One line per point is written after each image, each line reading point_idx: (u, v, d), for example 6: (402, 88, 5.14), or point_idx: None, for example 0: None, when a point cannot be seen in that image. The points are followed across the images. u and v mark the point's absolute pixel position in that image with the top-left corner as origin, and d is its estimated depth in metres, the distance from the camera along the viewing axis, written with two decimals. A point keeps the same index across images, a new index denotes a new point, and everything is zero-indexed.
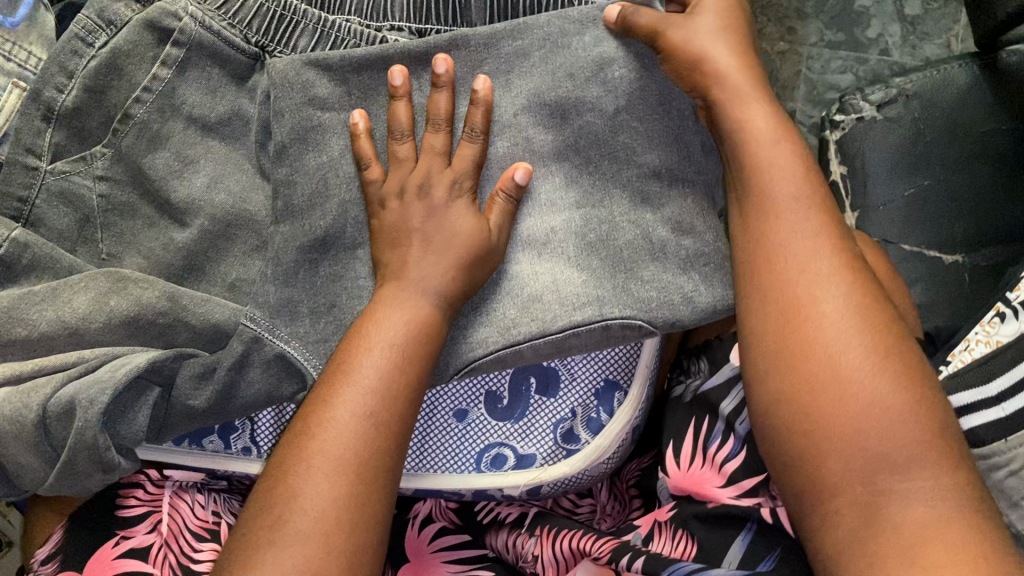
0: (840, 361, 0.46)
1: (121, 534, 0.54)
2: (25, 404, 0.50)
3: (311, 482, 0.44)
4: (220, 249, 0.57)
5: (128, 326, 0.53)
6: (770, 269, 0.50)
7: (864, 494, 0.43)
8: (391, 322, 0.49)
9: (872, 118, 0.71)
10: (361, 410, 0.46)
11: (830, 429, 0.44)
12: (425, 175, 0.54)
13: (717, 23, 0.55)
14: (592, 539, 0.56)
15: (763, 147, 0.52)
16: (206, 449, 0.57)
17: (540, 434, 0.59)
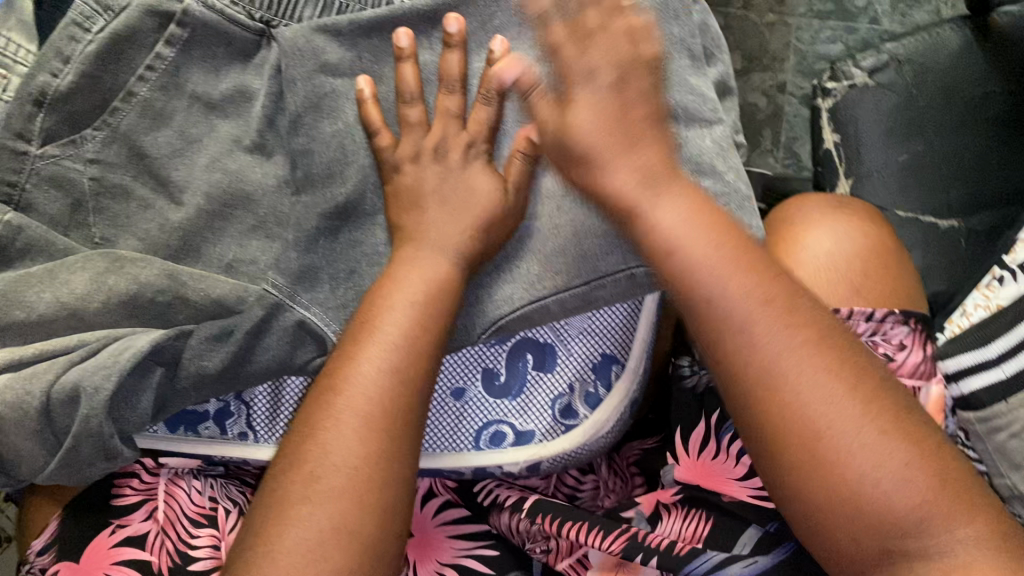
0: (818, 438, 0.42)
1: (115, 522, 0.53)
2: (27, 391, 0.49)
3: (339, 437, 0.45)
4: (216, 229, 0.57)
5: (127, 306, 0.53)
6: (724, 356, 0.45)
7: (882, 559, 0.41)
8: (412, 281, 0.51)
9: (864, 85, 0.69)
10: (387, 363, 0.47)
11: (840, 500, 0.42)
12: (440, 138, 0.57)
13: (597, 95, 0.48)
14: (599, 532, 0.55)
15: (681, 231, 0.46)
16: (202, 435, 0.57)
17: (539, 410, 0.58)
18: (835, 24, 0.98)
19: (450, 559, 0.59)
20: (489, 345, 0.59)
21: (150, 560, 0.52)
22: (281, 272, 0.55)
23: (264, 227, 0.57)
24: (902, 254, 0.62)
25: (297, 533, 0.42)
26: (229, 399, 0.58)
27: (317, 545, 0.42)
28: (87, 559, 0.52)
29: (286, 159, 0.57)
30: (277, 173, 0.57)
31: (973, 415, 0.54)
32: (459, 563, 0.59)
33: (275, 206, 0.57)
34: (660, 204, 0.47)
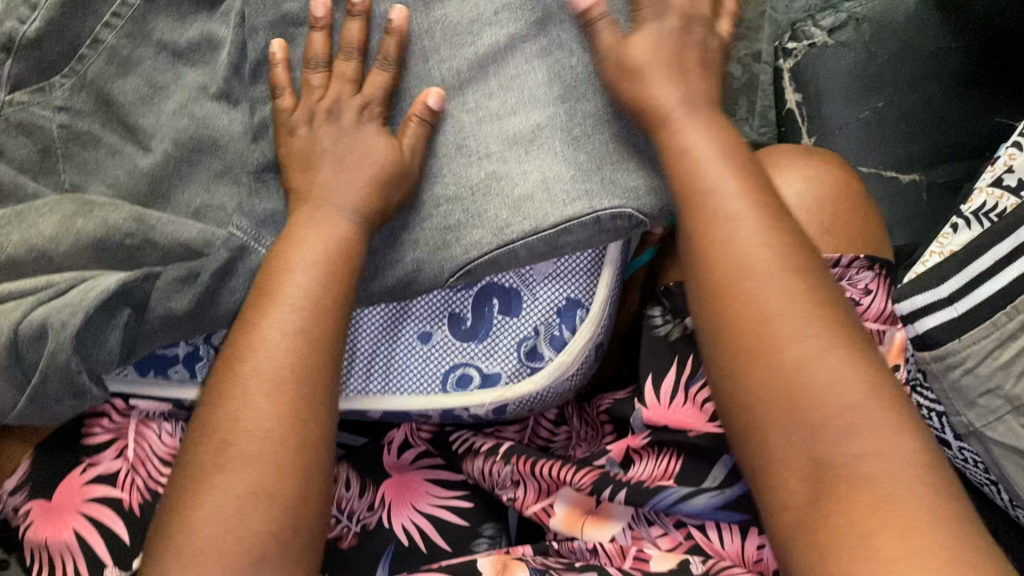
0: (771, 326, 0.41)
1: (86, 461, 0.55)
2: None
3: (245, 402, 0.45)
4: (184, 175, 0.57)
5: (95, 250, 0.54)
6: (700, 240, 0.45)
7: (808, 464, 0.38)
8: (311, 242, 0.51)
9: (823, 44, 0.67)
10: (291, 326, 0.47)
11: (781, 386, 0.39)
12: (334, 100, 0.56)
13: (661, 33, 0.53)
14: (571, 468, 0.57)
15: (692, 133, 0.49)
16: (171, 378, 0.58)
17: (504, 353, 0.59)
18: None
19: (423, 506, 0.60)
20: (456, 291, 0.60)
21: (120, 497, 0.53)
22: (246, 216, 0.56)
23: (231, 173, 0.58)
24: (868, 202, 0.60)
25: (217, 498, 0.42)
26: (199, 343, 0.58)
27: (235, 505, 0.42)
28: (60, 497, 0.53)
29: (249, 106, 0.58)
30: (243, 120, 0.58)
31: (929, 354, 0.50)
32: (430, 510, 0.60)
33: (241, 153, 0.57)
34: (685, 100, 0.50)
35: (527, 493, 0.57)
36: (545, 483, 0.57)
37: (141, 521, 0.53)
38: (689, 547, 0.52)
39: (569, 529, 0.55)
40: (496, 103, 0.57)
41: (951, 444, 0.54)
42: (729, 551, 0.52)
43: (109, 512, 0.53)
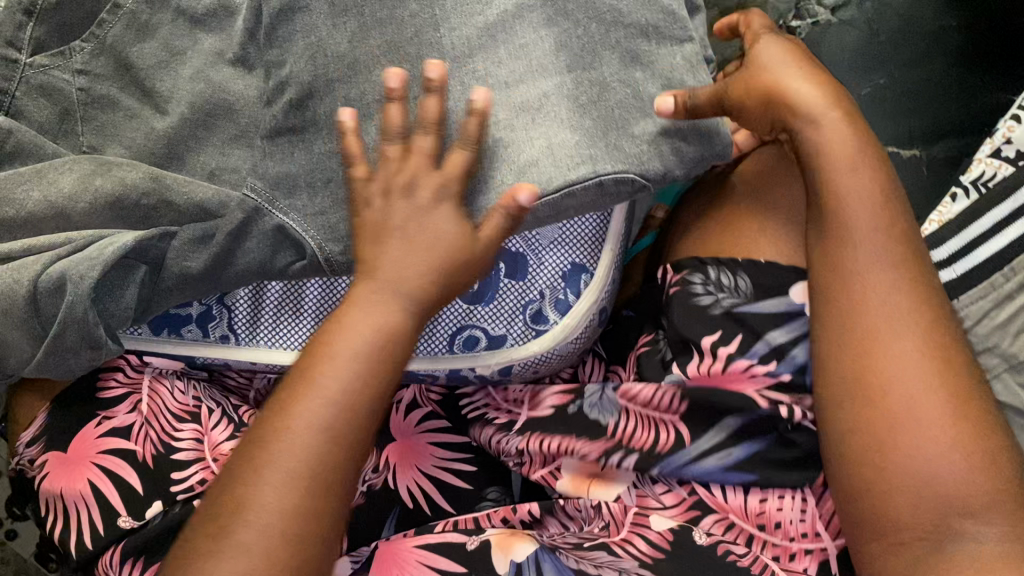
0: (909, 396, 0.47)
1: (101, 415, 0.56)
2: (16, 280, 0.52)
3: (262, 487, 0.44)
4: (199, 138, 0.59)
5: (114, 209, 0.55)
6: (853, 297, 0.51)
7: (932, 528, 0.45)
8: (357, 326, 0.49)
9: (827, 22, 0.69)
10: (320, 421, 0.46)
11: (913, 454, 0.46)
12: (411, 175, 0.54)
13: (783, 59, 0.57)
14: (580, 439, 0.57)
15: (841, 182, 0.53)
16: (184, 337, 0.59)
17: (510, 316, 0.61)
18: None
19: (428, 468, 0.61)
20: None
21: (134, 450, 0.55)
22: (261, 179, 0.57)
23: (245, 136, 0.59)
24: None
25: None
26: (211, 302, 0.60)
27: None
28: (75, 448, 0.55)
29: (262, 72, 0.59)
30: (258, 85, 0.59)
31: None
32: (435, 473, 0.61)
33: (254, 118, 0.59)
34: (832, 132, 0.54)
35: (533, 456, 0.58)
36: (551, 447, 0.57)
37: (155, 473, 0.54)
38: (694, 502, 0.54)
39: (576, 491, 0.56)
40: (504, 71, 0.58)
41: None
42: (732, 506, 0.53)
43: (122, 464, 0.54)
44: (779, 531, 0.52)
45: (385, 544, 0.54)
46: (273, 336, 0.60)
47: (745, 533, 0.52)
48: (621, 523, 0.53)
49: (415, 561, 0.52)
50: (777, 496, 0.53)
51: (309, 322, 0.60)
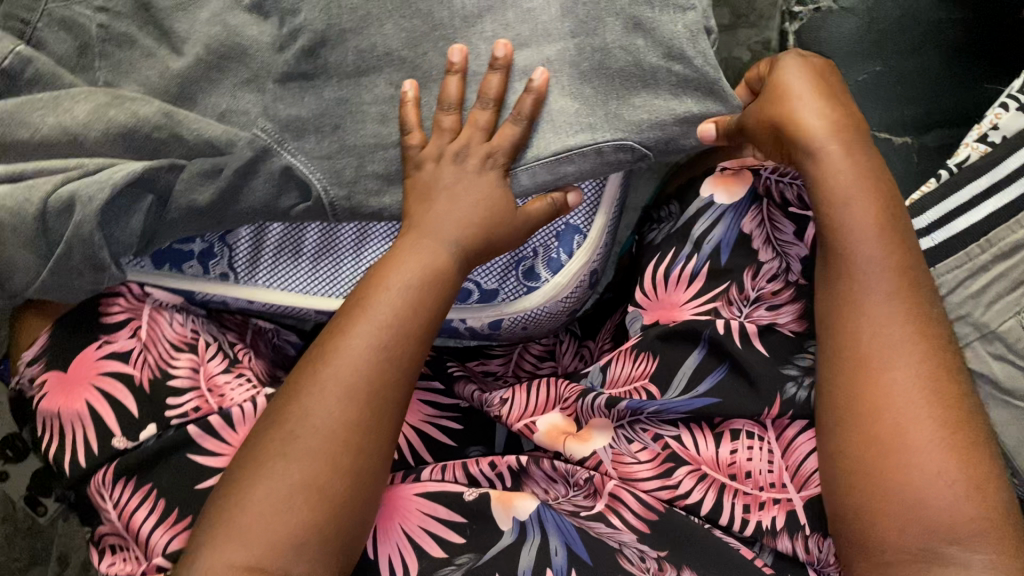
0: (907, 420, 0.46)
1: (103, 338, 0.57)
2: (27, 198, 0.54)
3: (322, 408, 0.48)
4: (213, 80, 0.61)
5: (125, 140, 0.57)
6: (858, 321, 0.49)
7: (921, 553, 0.44)
8: (395, 278, 0.52)
9: (829, 9, 0.72)
10: (348, 390, 0.49)
11: (909, 481, 0.45)
12: (463, 144, 0.58)
13: (807, 86, 0.54)
14: (565, 388, 0.63)
15: (848, 206, 0.51)
16: (185, 273, 0.61)
17: (504, 270, 0.62)
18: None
19: (416, 421, 0.65)
20: None
21: (131, 373, 0.56)
22: (271, 121, 0.60)
23: (256, 81, 0.60)
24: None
25: (243, 531, 0.46)
26: (213, 240, 0.62)
27: (286, 507, 0.46)
28: (75, 369, 0.56)
29: (278, 20, 0.61)
30: (271, 31, 0.61)
31: None
32: (424, 427, 0.65)
33: (267, 63, 0.60)
34: (846, 150, 0.52)
35: (513, 411, 0.62)
36: (536, 406, 0.62)
37: (150, 397, 0.56)
38: (668, 455, 0.57)
39: (551, 443, 0.60)
40: (512, 35, 0.60)
41: None
42: (704, 458, 0.56)
43: (118, 386, 0.56)
44: (750, 480, 0.55)
45: (390, 488, 0.58)
46: (271, 276, 0.62)
47: (717, 483, 0.55)
48: (601, 489, 0.57)
49: (417, 511, 0.56)
50: (746, 447, 0.55)
51: (306, 265, 0.62)
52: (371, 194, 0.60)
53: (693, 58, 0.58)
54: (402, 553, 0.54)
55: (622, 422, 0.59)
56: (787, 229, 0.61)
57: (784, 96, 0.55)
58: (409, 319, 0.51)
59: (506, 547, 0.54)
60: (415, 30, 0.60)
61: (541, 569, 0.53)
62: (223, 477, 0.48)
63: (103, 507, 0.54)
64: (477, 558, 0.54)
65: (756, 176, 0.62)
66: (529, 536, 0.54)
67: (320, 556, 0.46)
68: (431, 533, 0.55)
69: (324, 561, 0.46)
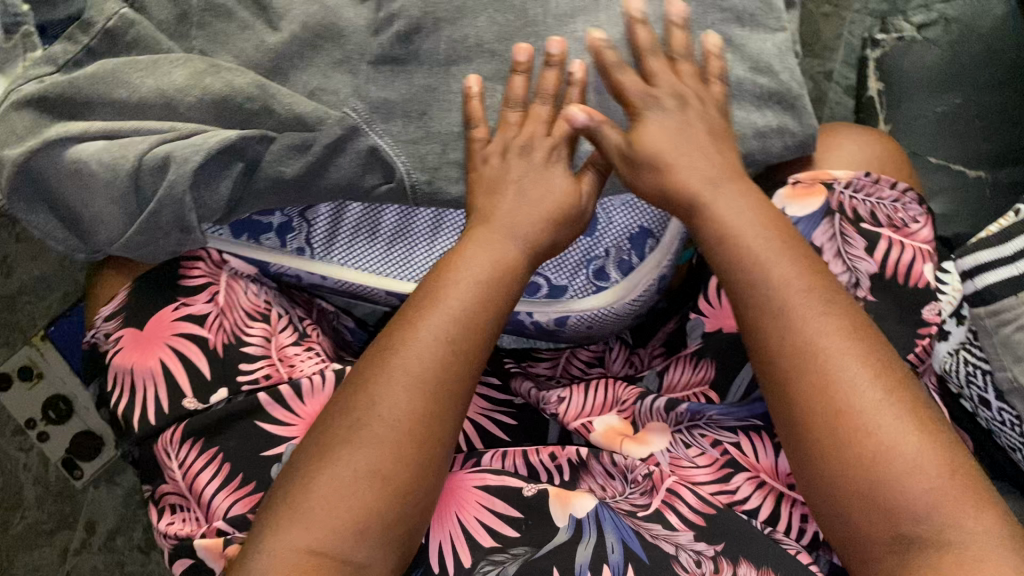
0: (857, 400, 0.46)
1: (180, 300, 0.58)
2: (123, 154, 0.55)
3: (391, 396, 0.48)
4: (305, 58, 0.62)
5: (216, 108, 0.58)
6: (771, 325, 0.50)
7: (890, 532, 0.44)
8: (469, 272, 0.53)
9: (911, 38, 0.75)
10: (414, 379, 0.49)
11: (869, 461, 0.45)
12: (528, 138, 0.61)
13: (655, 125, 0.59)
14: (622, 390, 0.64)
15: (740, 232, 0.54)
16: (263, 245, 0.62)
17: (575, 268, 0.62)
18: (875, 7, 1.03)
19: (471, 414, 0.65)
20: None
21: (205, 336, 0.57)
22: (362, 101, 0.61)
23: (348, 62, 0.62)
24: (910, 170, 0.64)
25: (307, 512, 0.45)
26: (293, 215, 0.63)
27: (351, 489, 0.46)
28: (151, 327, 0.57)
29: (376, 5, 0.62)
30: (368, 15, 0.62)
31: (985, 309, 0.53)
32: (478, 420, 0.65)
33: (361, 45, 0.61)
34: (719, 199, 0.55)
35: (570, 409, 0.63)
36: (593, 406, 0.63)
37: (222, 360, 0.56)
38: (727, 461, 0.58)
39: (607, 443, 0.60)
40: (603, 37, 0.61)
41: (992, 405, 0.55)
42: (762, 465, 0.58)
43: (193, 347, 0.56)
44: None
45: (451, 475, 0.57)
46: (346, 255, 0.63)
47: (775, 492, 0.56)
48: (658, 486, 0.57)
49: (475, 503, 0.55)
50: None
51: (381, 245, 0.63)
52: (453, 181, 0.62)
53: (779, 73, 0.61)
54: (454, 543, 0.54)
55: (680, 426, 0.60)
56: (860, 244, 0.58)
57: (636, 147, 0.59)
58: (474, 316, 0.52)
59: (560, 544, 0.53)
60: (509, 25, 0.61)
61: (598, 563, 0.52)
62: (293, 460, 0.48)
63: (167, 466, 0.55)
64: (532, 551, 0.53)
65: (829, 190, 0.60)
66: (584, 532, 0.53)
67: (381, 543, 0.46)
68: (487, 526, 0.54)
69: (383, 547, 0.46)
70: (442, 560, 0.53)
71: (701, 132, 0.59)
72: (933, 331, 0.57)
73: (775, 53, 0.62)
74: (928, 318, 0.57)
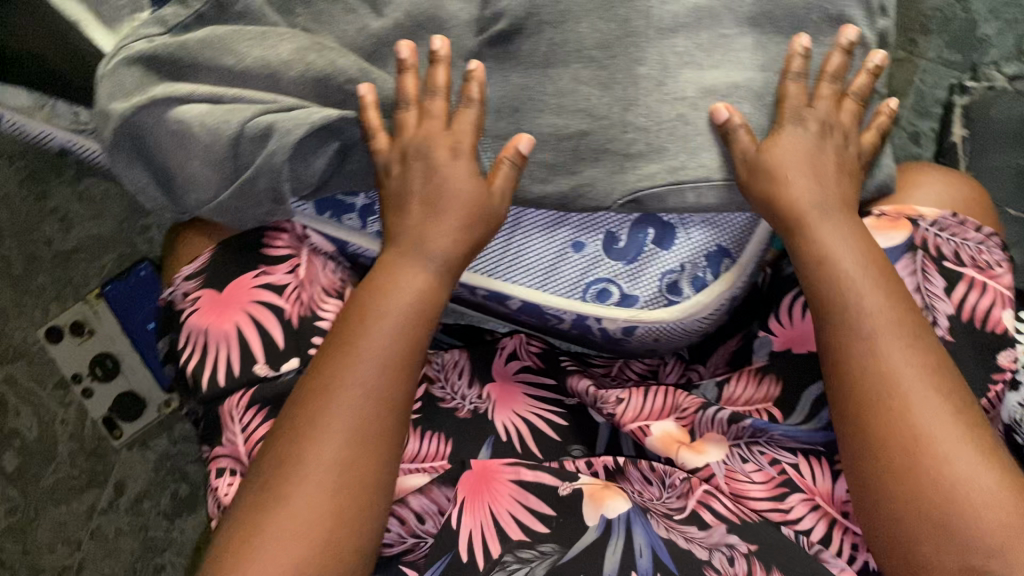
0: (934, 436, 0.49)
1: (262, 268, 0.59)
2: (226, 121, 0.57)
3: (325, 439, 0.49)
4: (407, 47, 0.63)
5: (317, 85, 0.60)
6: (864, 353, 0.52)
7: (957, 565, 0.46)
8: (389, 310, 0.54)
9: (1002, 89, 0.78)
10: (346, 421, 0.50)
11: (941, 496, 0.47)
12: (424, 137, 0.59)
13: (802, 139, 0.61)
14: (680, 398, 0.64)
15: (846, 254, 0.56)
16: (343, 224, 0.64)
17: (648, 279, 0.63)
18: (949, 57, 1.03)
19: (522, 411, 0.65)
20: (616, 215, 0.63)
21: (283, 307, 0.57)
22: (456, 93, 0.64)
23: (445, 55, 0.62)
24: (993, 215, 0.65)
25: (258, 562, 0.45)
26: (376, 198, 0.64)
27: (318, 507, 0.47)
28: (230, 291, 0.58)
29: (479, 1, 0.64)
30: (472, 10, 0.64)
31: None
32: (528, 417, 0.64)
33: (460, 38, 0.64)
34: (826, 224, 0.57)
35: (628, 411, 0.63)
36: (653, 410, 0.63)
37: (297, 332, 0.57)
38: (783, 481, 0.58)
39: (664, 450, 0.61)
40: (703, 55, 0.61)
41: None
42: (819, 489, 0.58)
43: (269, 316, 0.57)
44: None
45: (479, 463, 0.57)
46: None
47: (829, 516, 0.57)
48: (694, 490, 0.58)
49: (508, 497, 0.56)
50: None
51: None
52: (537, 181, 0.63)
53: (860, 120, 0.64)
54: (485, 536, 0.54)
55: (738, 442, 0.61)
56: (941, 283, 0.59)
57: (773, 155, 0.60)
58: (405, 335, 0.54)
59: (590, 544, 0.54)
60: (610, 33, 0.61)
61: (625, 572, 0.52)
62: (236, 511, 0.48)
63: (230, 429, 0.56)
64: (560, 552, 0.53)
65: (914, 226, 0.61)
66: (613, 532, 0.54)
67: None
68: (519, 522, 0.55)
69: None
70: (470, 547, 0.54)
71: (829, 164, 0.61)
72: (1008, 377, 0.57)
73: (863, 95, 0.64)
74: (1002, 364, 0.57)
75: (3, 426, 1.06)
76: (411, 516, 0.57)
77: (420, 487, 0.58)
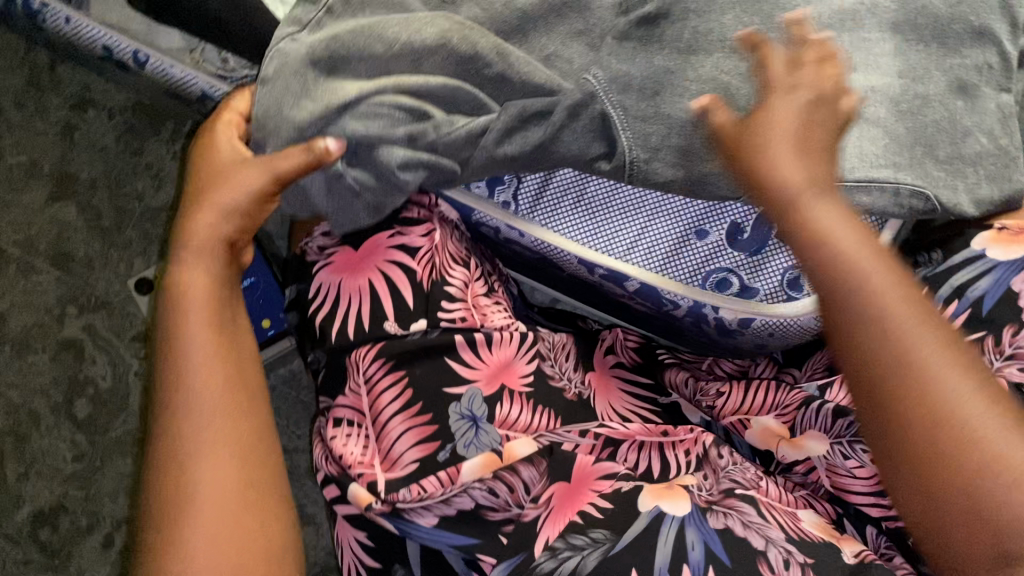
0: (963, 416, 0.42)
1: (397, 228, 0.63)
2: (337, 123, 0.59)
3: (189, 456, 0.47)
4: (552, 21, 0.64)
5: (459, 64, 0.60)
6: (866, 335, 0.44)
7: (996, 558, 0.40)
8: (199, 319, 0.51)
9: None
10: (195, 438, 0.48)
11: (976, 488, 0.41)
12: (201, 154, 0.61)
13: (807, 98, 0.51)
14: (784, 392, 0.61)
15: (847, 236, 0.48)
16: (473, 191, 0.66)
17: (770, 273, 0.64)
18: None
19: (619, 404, 0.65)
20: (744, 206, 0.64)
21: (415, 269, 0.61)
22: (603, 71, 0.61)
23: (588, 35, 0.64)
24: None
25: None
26: None
27: (217, 529, 0.46)
28: (368, 249, 0.63)
29: None
30: None
31: None
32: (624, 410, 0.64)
33: (602, 20, 0.64)
34: (822, 199, 0.49)
35: (728, 404, 0.63)
36: (755, 406, 0.62)
37: (426, 295, 0.61)
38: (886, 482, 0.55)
39: (763, 443, 0.60)
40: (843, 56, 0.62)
41: None
42: None
43: (402, 277, 0.61)
44: None
45: (580, 463, 0.54)
46: (549, 217, 0.66)
47: None
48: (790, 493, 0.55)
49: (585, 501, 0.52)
50: None
51: (582, 213, 0.66)
52: (669, 165, 0.61)
53: (999, 137, 0.62)
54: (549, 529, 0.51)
55: (839, 439, 0.57)
56: None
57: (755, 127, 0.51)
58: (229, 364, 0.51)
59: (639, 532, 0.50)
60: (753, 27, 0.62)
61: (677, 563, 0.49)
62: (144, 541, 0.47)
63: (354, 378, 0.58)
64: (612, 542, 0.49)
65: None
66: (663, 524, 0.50)
67: None
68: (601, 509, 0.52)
69: None
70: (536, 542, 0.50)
71: (823, 133, 0.51)
72: None
73: (999, 110, 0.63)
74: None
75: (79, 373, 1.08)
76: (520, 484, 0.52)
77: (529, 457, 0.54)
